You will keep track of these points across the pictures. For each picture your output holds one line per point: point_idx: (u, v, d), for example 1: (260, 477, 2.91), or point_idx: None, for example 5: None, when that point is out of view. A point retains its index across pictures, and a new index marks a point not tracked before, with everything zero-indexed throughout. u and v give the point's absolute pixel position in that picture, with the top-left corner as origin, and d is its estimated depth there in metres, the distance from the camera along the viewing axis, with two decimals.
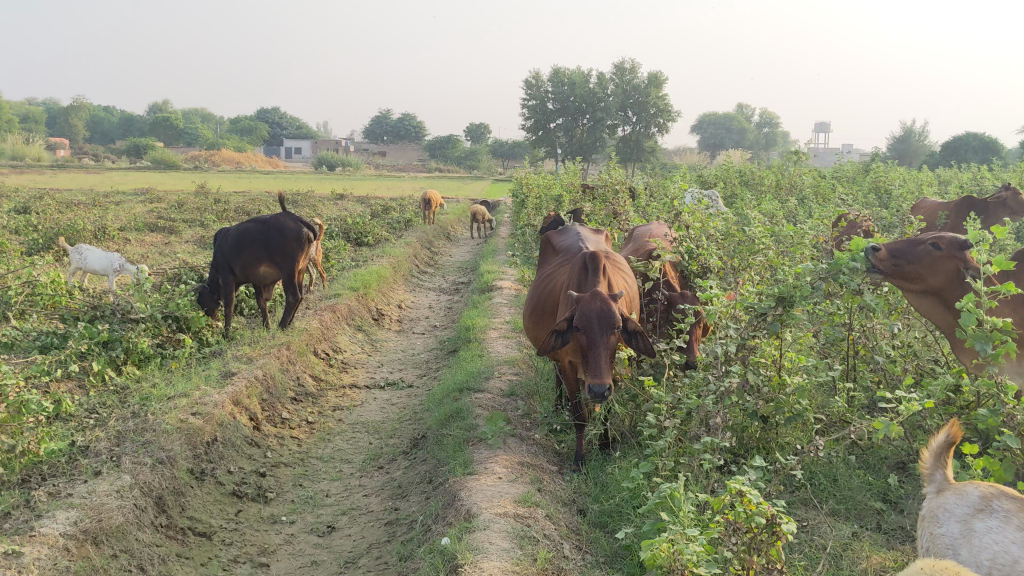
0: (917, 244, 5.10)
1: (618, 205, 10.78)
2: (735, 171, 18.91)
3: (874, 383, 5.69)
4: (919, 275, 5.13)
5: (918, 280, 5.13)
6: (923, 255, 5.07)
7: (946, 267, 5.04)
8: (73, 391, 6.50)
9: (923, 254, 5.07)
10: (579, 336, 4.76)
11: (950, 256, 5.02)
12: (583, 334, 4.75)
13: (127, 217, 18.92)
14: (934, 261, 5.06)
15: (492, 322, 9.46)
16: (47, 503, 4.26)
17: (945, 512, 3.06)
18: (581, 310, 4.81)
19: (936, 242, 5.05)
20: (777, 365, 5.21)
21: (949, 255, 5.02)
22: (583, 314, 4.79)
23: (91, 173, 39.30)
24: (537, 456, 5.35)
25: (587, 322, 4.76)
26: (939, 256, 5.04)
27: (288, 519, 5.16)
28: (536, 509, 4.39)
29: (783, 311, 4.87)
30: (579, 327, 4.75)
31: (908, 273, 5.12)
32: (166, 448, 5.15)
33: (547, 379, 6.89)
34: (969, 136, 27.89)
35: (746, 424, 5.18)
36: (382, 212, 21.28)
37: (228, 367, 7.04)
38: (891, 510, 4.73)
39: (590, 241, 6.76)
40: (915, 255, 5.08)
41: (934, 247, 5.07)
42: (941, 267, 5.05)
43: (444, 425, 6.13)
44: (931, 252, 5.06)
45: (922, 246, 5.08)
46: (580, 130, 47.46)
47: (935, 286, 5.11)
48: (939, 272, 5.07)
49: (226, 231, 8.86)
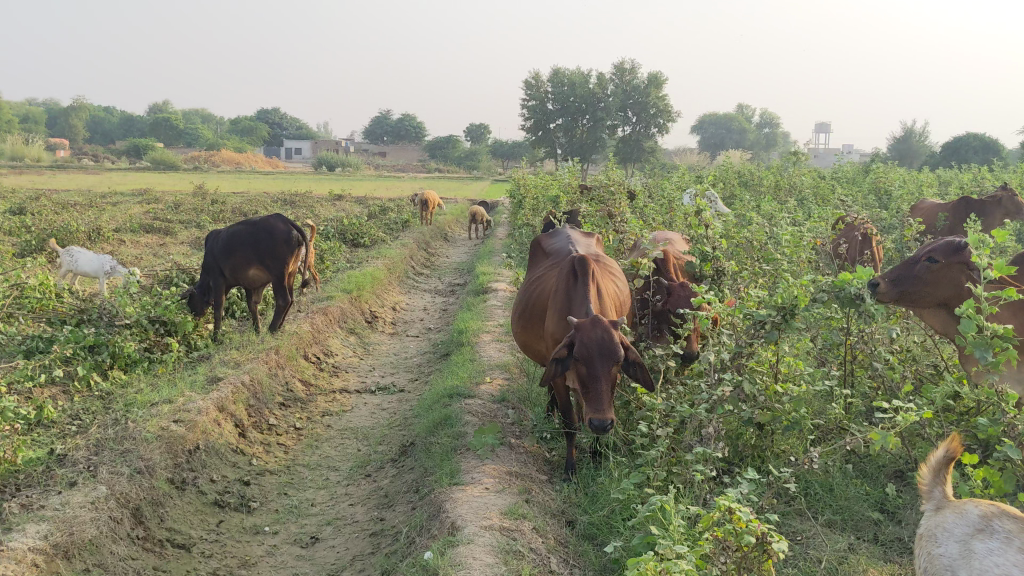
0: (913, 263, 4.99)
1: (616, 206, 10.63)
2: (735, 171, 18.77)
3: (873, 389, 5.56)
4: (926, 293, 5.02)
5: (927, 298, 5.01)
6: (923, 272, 4.96)
7: (950, 275, 4.93)
8: (57, 398, 6.36)
9: (924, 272, 4.96)
10: (580, 367, 4.57)
11: (949, 263, 4.91)
12: (583, 365, 4.56)
13: (123, 218, 18.74)
14: (935, 275, 4.95)
15: (486, 325, 9.33)
16: (18, 516, 4.14)
17: (945, 532, 2.93)
18: (583, 338, 4.60)
19: (931, 256, 4.95)
20: (774, 372, 5.08)
21: (949, 262, 4.92)
22: (584, 343, 4.57)
23: (91, 174, 39.30)
24: (527, 465, 5.23)
25: (589, 351, 4.56)
26: (939, 268, 4.94)
27: (271, 530, 5.04)
28: (524, 522, 4.27)
29: (783, 320, 4.75)
30: (580, 359, 4.56)
31: (915, 294, 5.01)
32: (146, 457, 5.03)
33: (539, 385, 6.76)
34: (970, 136, 27.78)
35: (741, 432, 5.04)
36: (380, 213, 21.12)
37: (214, 372, 6.91)
38: (889, 521, 4.61)
39: (581, 244, 6.65)
40: (915, 275, 4.97)
41: (929, 261, 4.96)
42: (944, 279, 4.95)
43: (433, 432, 6.00)
44: (930, 266, 4.95)
45: (919, 264, 4.97)
46: (580, 130, 47.04)
47: (944, 297, 5.00)
48: (944, 282, 4.96)
49: (215, 233, 8.73)
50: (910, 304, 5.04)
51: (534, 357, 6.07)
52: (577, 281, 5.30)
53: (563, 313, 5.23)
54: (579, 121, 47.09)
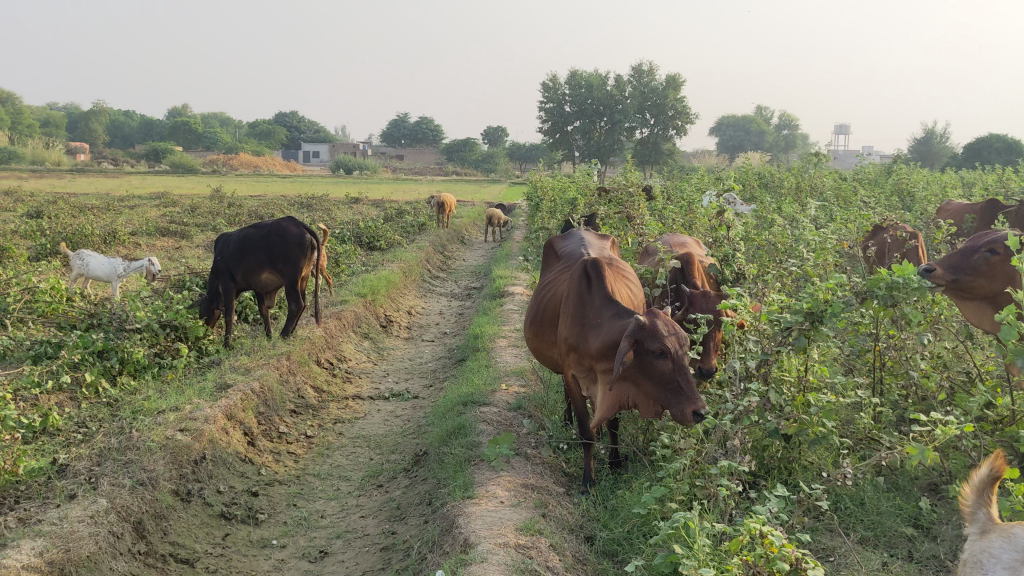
0: (972, 253, 5.33)
1: (636, 208, 10.44)
2: (756, 172, 18.53)
3: (904, 397, 5.35)
4: (979, 283, 5.34)
5: (980, 287, 5.33)
6: (980, 262, 5.30)
7: (1004, 268, 5.25)
8: (63, 404, 6.20)
9: (981, 261, 5.29)
10: (661, 363, 4.34)
11: (1008, 257, 5.23)
12: (661, 360, 4.35)
13: (139, 221, 18.65)
14: (992, 267, 5.27)
15: (502, 330, 9.14)
16: (13, 531, 4.00)
17: (991, 558, 2.72)
18: (653, 332, 4.38)
19: (991, 248, 5.27)
20: (801, 381, 4.87)
21: (1007, 257, 5.23)
22: (659, 338, 4.36)
23: (112, 177, 39.70)
24: (544, 477, 5.04)
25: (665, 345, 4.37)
26: (996, 261, 5.26)
27: (279, 543, 4.87)
28: (540, 538, 4.07)
29: (811, 326, 4.58)
30: (660, 353, 4.34)
31: (967, 283, 5.34)
32: (148, 468, 4.87)
33: (557, 392, 6.58)
34: (992, 137, 27.37)
35: (767, 443, 4.85)
36: (396, 216, 21.02)
37: (224, 379, 6.74)
38: (923, 536, 4.41)
39: (594, 247, 6.44)
40: (972, 265, 5.31)
41: (989, 253, 5.29)
42: (998, 273, 5.27)
43: (447, 441, 5.82)
44: (989, 257, 5.28)
45: (977, 255, 5.31)
46: (598, 132, 47.43)
47: (994, 291, 5.32)
48: (999, 276, 5.28)
49: (227, 236, 8.58)
50: (962, 293, 5.37)
51: (546, 364, 5.87)
52: (595, 281, 5.11)
53: (587, 315, 5.00)
54: (596, 123, 47.51)
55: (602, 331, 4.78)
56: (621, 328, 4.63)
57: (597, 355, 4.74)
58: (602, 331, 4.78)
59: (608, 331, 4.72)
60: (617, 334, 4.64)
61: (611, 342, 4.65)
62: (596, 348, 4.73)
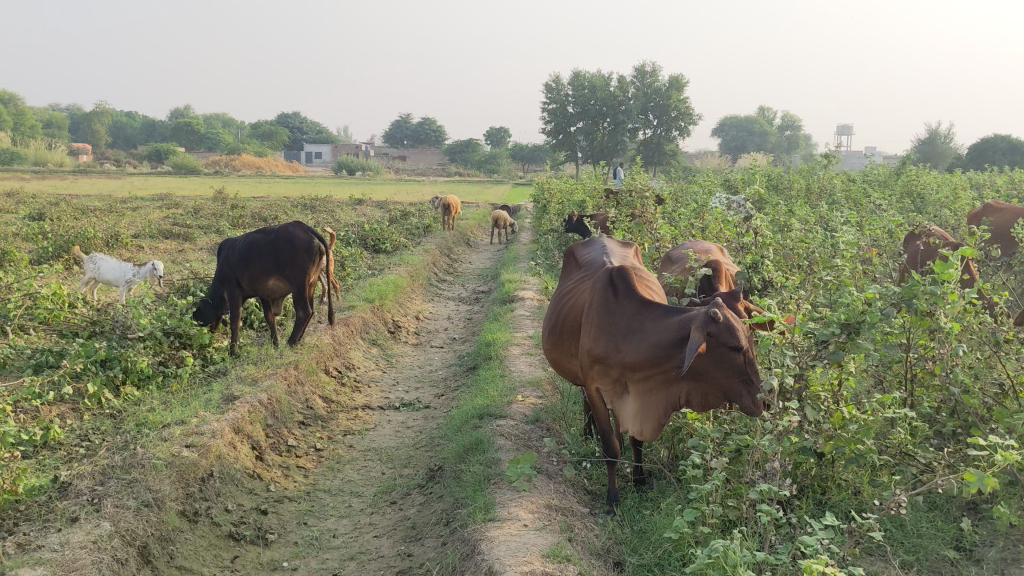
0: None
1: (650, 211, 10.23)
2: (765, 174, 18.35)
3: (942, 412, 5.14)
4: None
5: None
6: None
7: None
8: (65, 416, 5.98)
9: None
10: (735, 357, 4.14)
11: None
12: (734, 355, 4.14)
13: (142, 223, 18.45)
14: None
15: (514, 337, 8.91)
16: (12, 558, 3.79)
17: None
18: (727, 326, 4.17)
19: None
20: (836, 396, 4.64)
21: None
22: (732, 332, 4.16)
23: (112, 178, 39.56)
24: (567, 497, 4.83)
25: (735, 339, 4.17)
26: None
27: (290, 566, 4.66)
28: (568, 565, 3.86)
29: (847, 338, 4.37)
30: (736, 346, 4.13)
31: None
32: (154, 488, 4.67)
33: (576, 404, 6.37)
34: (996, 138, 27.11)
35: (801, 462, 4.64)
36: (401, 218, 20.82)
37: (230, 391, 6.53)
38: (967, 560, 4.20)
39: (616, 255, 6.20)
40: None
41: None
42: None
43: (463, 457, 5.61)
44: None
45: None
46: (602, 134, 47.05)
47: None
48: None
49: (233, 241, 8.33)
50: None
51: (565, 377, 5.65)
52: (623, 288, 4.88)
53: (622, 319, 4.75)
54: (599, 125, 47.25)
55: (652, 330, 4.53)
56: (680, 325, 4.41)
57: (649, 356, 4.49)
58: (651, 332, 4.53)
59: (662, 329, 4.48)
60: (673, 332, 4.42)
61: (668, 341, 4.41)
62: (650, 348, 4.47)
